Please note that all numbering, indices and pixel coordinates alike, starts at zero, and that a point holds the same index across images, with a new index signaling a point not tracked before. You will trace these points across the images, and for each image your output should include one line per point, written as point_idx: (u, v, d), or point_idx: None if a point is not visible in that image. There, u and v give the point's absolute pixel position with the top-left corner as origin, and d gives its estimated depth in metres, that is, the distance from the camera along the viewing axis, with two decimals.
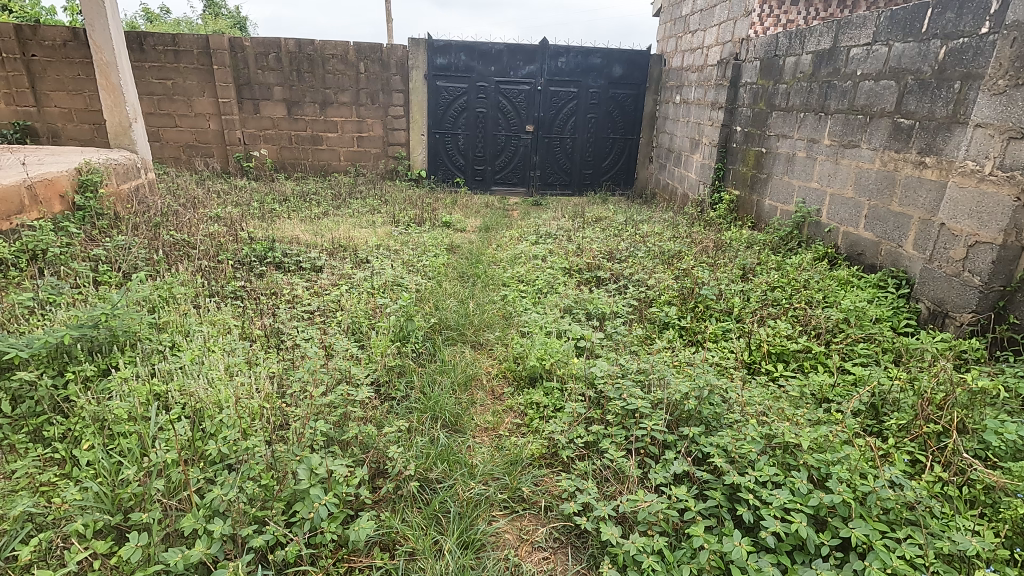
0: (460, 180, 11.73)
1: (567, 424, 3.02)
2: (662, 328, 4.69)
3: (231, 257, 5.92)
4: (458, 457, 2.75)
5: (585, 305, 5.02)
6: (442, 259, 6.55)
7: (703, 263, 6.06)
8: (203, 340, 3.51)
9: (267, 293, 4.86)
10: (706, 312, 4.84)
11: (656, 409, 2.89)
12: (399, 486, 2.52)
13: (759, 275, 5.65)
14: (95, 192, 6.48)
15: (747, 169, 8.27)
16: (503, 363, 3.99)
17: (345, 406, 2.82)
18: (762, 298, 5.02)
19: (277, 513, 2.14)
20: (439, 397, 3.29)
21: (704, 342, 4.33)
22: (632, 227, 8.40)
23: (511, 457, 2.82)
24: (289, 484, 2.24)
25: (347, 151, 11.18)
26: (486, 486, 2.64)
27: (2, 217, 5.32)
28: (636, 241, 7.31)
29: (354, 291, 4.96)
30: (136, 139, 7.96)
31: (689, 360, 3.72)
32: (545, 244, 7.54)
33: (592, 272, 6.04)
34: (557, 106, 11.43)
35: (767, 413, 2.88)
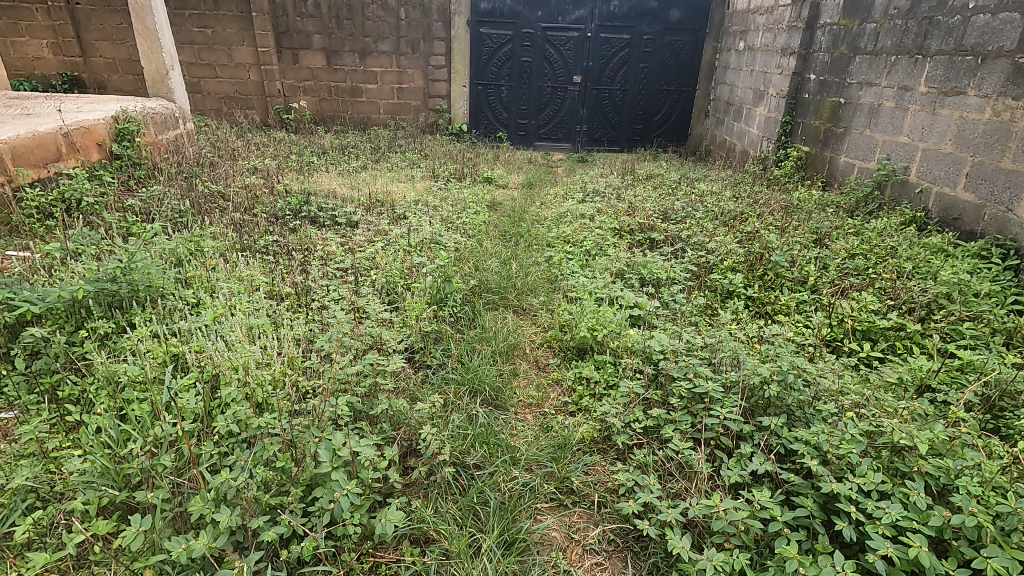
0: (502, 135, 11.19)
1: (623, 406, 2.66)
2: (724, 297, 4.22)
3: (266, 211, 5.69)
4: (499, 438, 2.44)
5: (638, 270, 4.57)
6: (483, 217, 6.16)
7: (770, 226, 5.46)
8: (227, 297, 3.28)
9: (301, 249, 4.61)
10: (775, 280, 4.32)
11: (728, 395, 2.49)
12: (432, 471, 2.24)
13: (837, 240, 5.04)
14: (132, 141, 6.31)
15: (820, 122, 7.43)
16: (549, 331, 3.63)
17: (375, 378, 2.54)
18: (841, 267, 4.45)
19: (294, 500, 1.88)
20: (478, 368, 2.97)
21: (774, 315, 3.84)
22: (687, 186, 7.77)
23: (559, 441, 2.50)
24: (308, 467, 1.97)
25: (387, 103, 10.76)
26: (531, 474, 2.32)
27: (38, 165, 5.20)
28: (692, 200, 6.71)
29: (389, 249, 4.65)
30: (173, 88, 7.75)
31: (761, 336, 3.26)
32: (593, 203, 7.02)
33: (645, 234, 5.55)
34: (608, 55, 10.63)
35: (864, 404, 2.43)
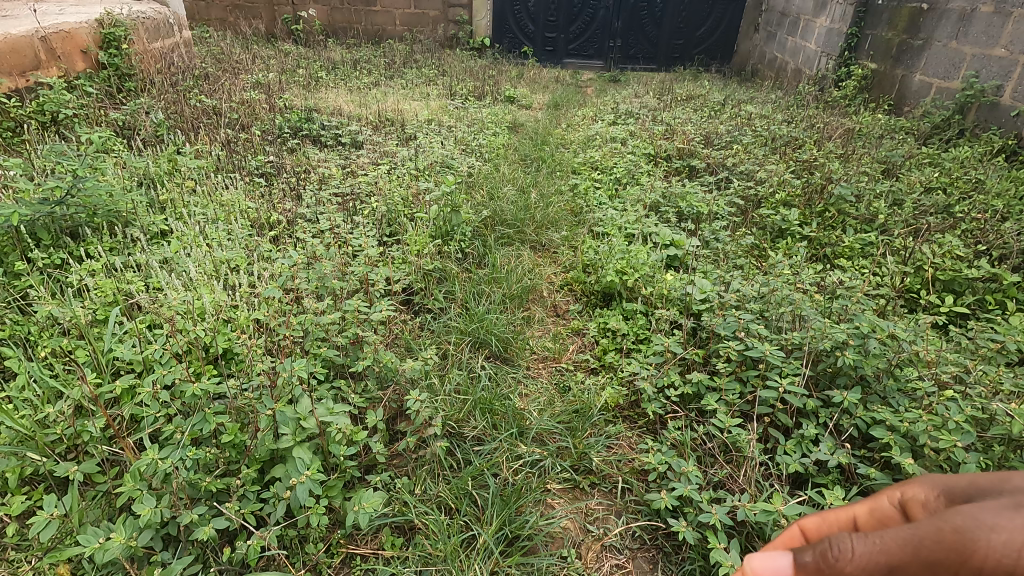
0: (528, 50, 10.19)
1: (655, 368, 2.22)
2: (775, 237, 3.65)
3: (264, 129, 5.16)
4: (505, 402, 2.04)
5: (676, 202, 3.99)
6: (503, 140, 5.53)
7: (830, 154, 4.74)
8: (201, 225, 2.85)
9: (296, 171, 4.12)
10: (837, 218, 3.71)
11: (789, 360, 2.02)
12: (423, 443, 1.86)
13: (911, 172, 4.33)
14: (120, 49, 5.69)
15: (894, 34, 6.37)
16: (570, 272, 3.15)
17: (359, 327, 2.12)
18: (916, 204, 3.80)
19: (246, 482, 1.52)
20: (486, 316, 2.54)
21: (835, 261, 3.29)
22: (733, 108, 6.92)
23: (577, 408, 2.09)
24: (266, 441, 1.60)
25: (402, 13, 9.78)
26: (542, 448, 1.94)
27: (15, 75, 4.67)
28: (739, 124, 5.94)
29: (394, 173, 4.13)
30: None
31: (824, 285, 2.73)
32: (626, 125, 6.29)
33: (685, 161, 4.89)
34: None
35: (961, 377, 1.95)
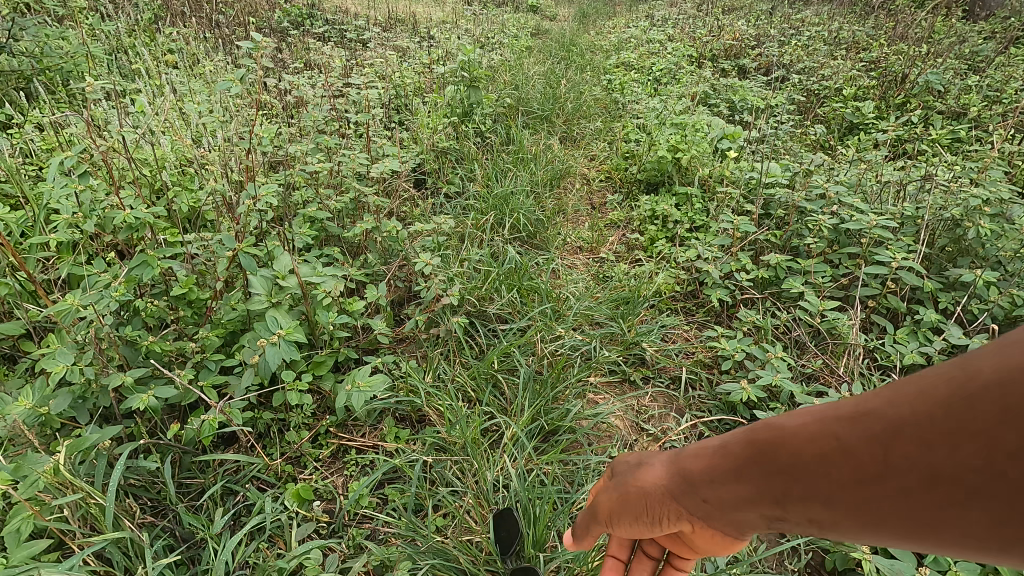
0: None
1: (721, 251, 1.81)
2: (846, 133, 3.14)
3: (259, 21, 4.60)
4: (536, 281, 1.65)
5: (726, 97, 3.46)
6: (525, 40, 4.93)
7: (905, 49, 4.11)
8: (176, 90, 2.40)
9: (293, 58, 3.62)
10: (916, 112, 3.18)
11: (898, 236, 1.60)
12: (437, 322, 1.49)
13: (1002, 68, 3.72)
14: None
15: None
16: (606, 162, 2.71)
17: (359, 191, 1.73)
18: (1012, 95, 3.24)
19: (207, 348, 1.16)
20: (512, 194, 2.12)
21: (919, 154, 2.79)
22: (782, 14, 6.16)
23: (624, 293, 1.70)
24: (236, 301, 1.23)
25: None
26: (583, 335, 1.56)
27: None
28: (792, 26, 5.25)
29: (403, 62, 3.63)
30: None
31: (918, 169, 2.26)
32: (663, 30, 5.62)
33: (734, 61, 4.30)
34: None
35: None
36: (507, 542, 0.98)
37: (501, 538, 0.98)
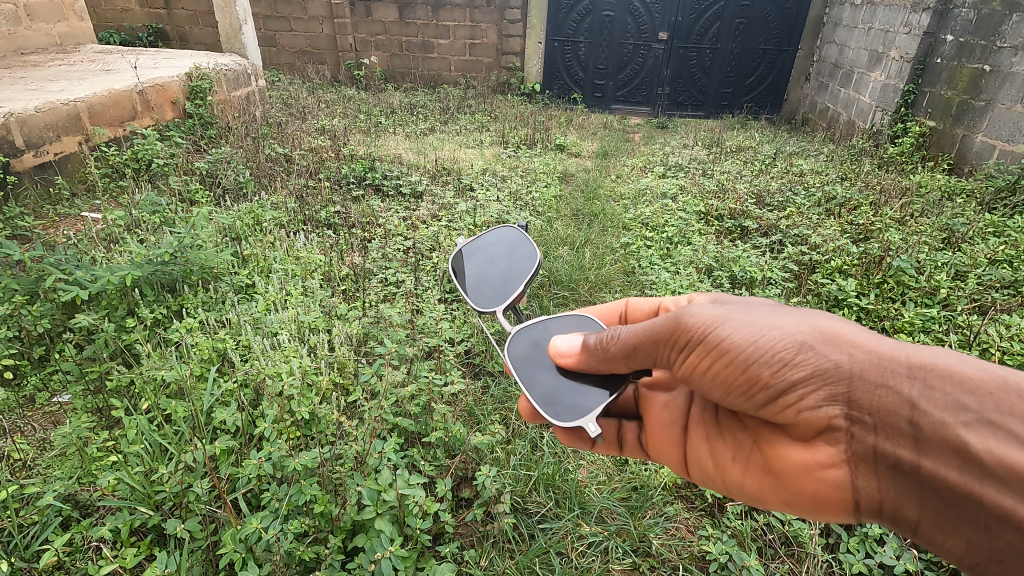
0: (577, 97, 10.88)
1: None
2: (830, 306, 3.64)
3: (330, 176, 5.47)
4: (566, 477, 2.12)
5: (729, 266, 4.05)
6: (554, 192, 5.71)
7: (886, 218, 4.74)
8: (281, 284, 3.08)
9: (362, 222, 4.38)
10: (896, 291, 3.66)
11: None
12: (489, 516, 1.97)
13: (974, 243, 4.25)
14: (204, 99, 6.33)
15: (954, 94, 6.46)
16: None
17: (429, 394, 2.28)
18: (984, 277, 3.71)
19: (333, 550, 1.66)
20: None
21: (895, 335, 3.26)
22: (783, 162, 6.92)
23: (635, 485, 2.13)
24: (350, 511, 1.74)
25: (458, 59, 10.90)
26: (601, 525, 1.99)
27: (113, 124, 5.30)
28: (791, 181, 5.98)
29: (453, 227, 4.36)
30: (246, 43, 7.70)
31: None
32: (675, 179, 6.39)
33: (738, 220, 4.95)
34: (699, 9, 9.90)
35: None
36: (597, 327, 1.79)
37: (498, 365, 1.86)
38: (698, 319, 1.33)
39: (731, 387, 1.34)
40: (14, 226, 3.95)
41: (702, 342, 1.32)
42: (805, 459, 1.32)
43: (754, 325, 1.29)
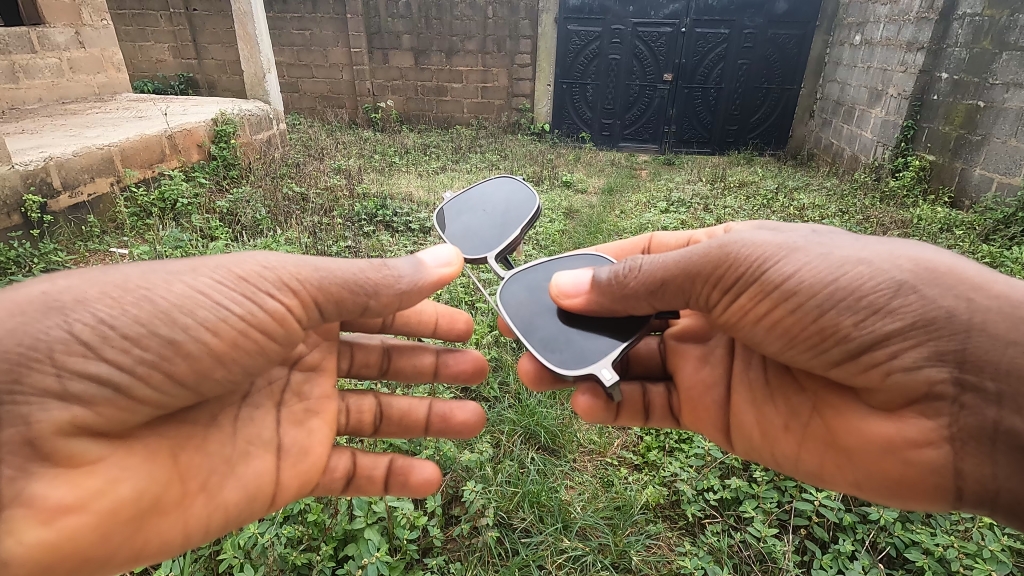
0: (585, 135, 11.22)
1: (696, 470, 2.36)
2: None
3: (343, 213, 5.73)
4: (551, 494, 2.21)
5: None
6: (558, 226, 5.90)
7: None
8: None
9: (371, 256, 4.59)
10: None
11: None
12: (475, 530, 2.07)
13: None
14: (228, 142, 6.73)
15: (951, 128, 6.59)
16: None
17: None
18: None
19: (324, 557, 1.78)
20: (537, 406, 2.71)
21: None
22: (785, 196, 7.06)
23: (618, 503, 2.22)
24: (341, 521, 1.87)
25: (471, 102, 11.37)
26: (584, 541, 2.08)
27: (143, 165, 5.67)
28: (790, 214, 6.11)
29: None
30: (269, 90, 8.17)
31: None
32: (677, 213, 6.55)
33: None
34: (702, 51, 10.27)
35: None
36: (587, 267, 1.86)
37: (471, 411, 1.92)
38: (753, 254, 1.41)
39: (793, 338, 1.41)
40: (49, 261, 4.24)
41: (760, 284, 1.40)
42: (890, 432, 1.35)
43: (834, 258, 1.34)
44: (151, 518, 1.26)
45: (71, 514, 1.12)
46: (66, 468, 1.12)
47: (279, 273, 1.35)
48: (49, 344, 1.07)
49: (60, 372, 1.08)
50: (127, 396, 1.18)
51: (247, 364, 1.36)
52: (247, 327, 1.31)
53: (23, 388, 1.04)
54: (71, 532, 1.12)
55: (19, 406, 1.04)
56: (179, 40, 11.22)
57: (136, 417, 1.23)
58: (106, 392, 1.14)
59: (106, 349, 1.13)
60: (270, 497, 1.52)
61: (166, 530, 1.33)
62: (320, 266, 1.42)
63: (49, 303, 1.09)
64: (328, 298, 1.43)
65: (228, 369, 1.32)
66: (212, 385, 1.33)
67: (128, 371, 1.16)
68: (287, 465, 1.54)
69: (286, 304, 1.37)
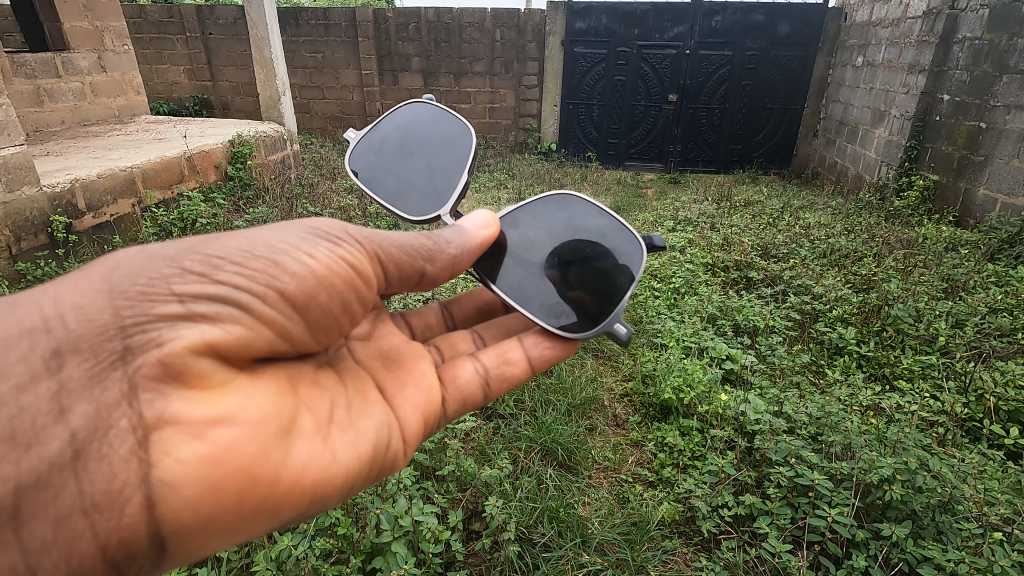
0: (591, 155, 11.38)
1: (710, 486, 2.41)
2: (832, 353, 3.77)
3: (356, 232, 5.85)
4: (570, 510, 2.27)
5: (733, 315, 4.21)
6: None
7: (889, 269, 4.87)
8: None
9: None
10: (896, 339, 3.77)
11: (839, 491, 2.21)
12: (496, 544, 2.14)
13: (976, 293, 4.36)
14: (244, 163, 6.89)
15: (954, 149, 6.68)
16: (629, 381, 3.33)
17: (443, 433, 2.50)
18: (982, 325, 3.81)
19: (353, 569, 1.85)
20: (553, 423, 2.78)
21: (895, 381, 3.37)
22: (791, 215, 7.15)
23: (635, 519, 2.27)
24: (369, 535, 1.95)
25: (479, 122, 11.59)
26: (602, 555, 2.13)
27: (163, 186, 5.82)
28: (796, 233, 6.18)
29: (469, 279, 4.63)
30: (283, 111, 8.37)
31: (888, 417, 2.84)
32: (684, 232, 6.63)
33: (743, 270, 5.14)
34: (706, 72, 10.44)
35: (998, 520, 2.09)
36: (539, 217, 2.11)
37: (546, 346, 1.94)
38: None
39: None
40: None
41: None
42: None
43: None
44: (271, 434, 1.26)
45: (220, 425, 1.18)
46: (200, 391, 1.20)
47: (346, 228, 1.59)
48: (165, 278, 1.23)
49: (181, 299, 1.22)
50: (249, 316, 1.32)
51: (342, 294, 1.55)
52: (336, 262, 1.52)
53: (152, 315, 1.18)
54: (227, 439, 1.17)
55: (151, 332, 1.16)
56: (195, 63, 11.51)
57: (254, 343, 1.35)
58: (225, 310, 1.28)
59: (220, 273, 1.29)
60: (399, 425, 1.62)
61: (312, 455, 1.34)
62: (381, 234, 1.67)
63: (157, 254, 1.27)
64: (390, 260, 1.67)
65: (328, 294, 1.51)
66: (314, 314, 1.50)
67: (247, 291, 1.32)
68: (398, 396, 1.67)
69: (357, 256, 1.58)
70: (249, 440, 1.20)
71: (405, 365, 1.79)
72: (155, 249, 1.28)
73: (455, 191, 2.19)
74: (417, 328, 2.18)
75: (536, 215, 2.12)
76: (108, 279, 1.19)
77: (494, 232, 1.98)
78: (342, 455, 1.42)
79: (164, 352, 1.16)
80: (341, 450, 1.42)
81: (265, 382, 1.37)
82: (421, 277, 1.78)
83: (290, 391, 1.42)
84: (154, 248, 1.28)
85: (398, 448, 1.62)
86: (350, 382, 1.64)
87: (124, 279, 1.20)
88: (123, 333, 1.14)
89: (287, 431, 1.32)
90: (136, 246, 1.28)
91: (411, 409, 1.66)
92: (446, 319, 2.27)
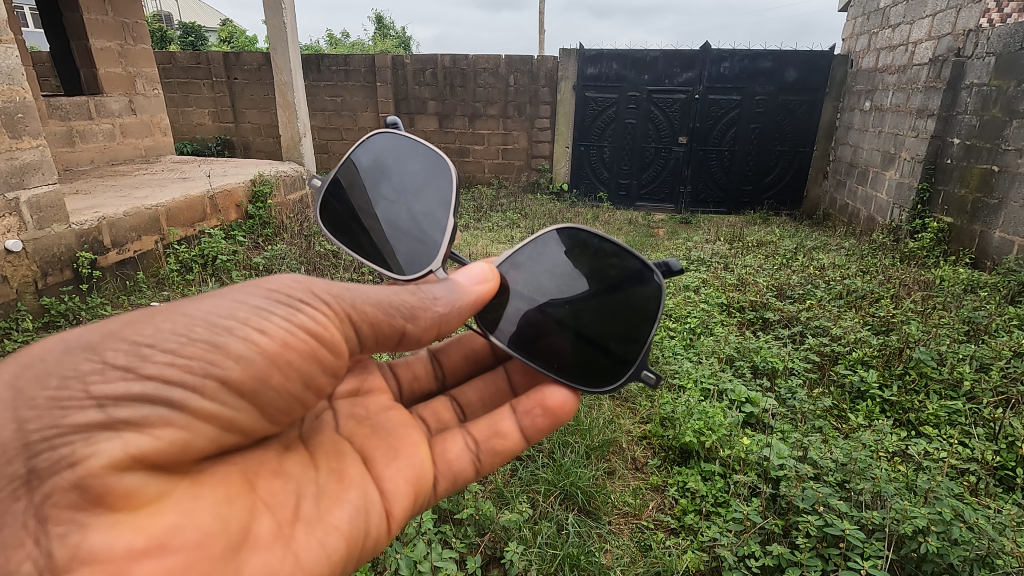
0: (603, 195, 11.55)
1: (735, 535, 2.34)
2: (855, 398, 3.69)
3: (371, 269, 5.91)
4: (592, 558, 2.21)
5: (750, 356, 4.16)
6: None
7: (908, 311, 4.81)
8: None
9: None
10: (919, 383, 3.70)
11: (872, 543, 2.13)
12: None
13: (997, 336, 4.30)
14: (264, 202, 7.05)
15: (967, 191, 6.70)
16: (647, 424, 3.26)
17: None
18: (1007, 370, 3.74)
19: None
20: (571, 466, 2.73)
21: (921, 427, 3.30)
22: (803, 255, 7.16)
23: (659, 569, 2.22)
24: None
25: (492, 162, 11.83)
26: None
27: (185, 224, 5.95)
28: (810, 273, 6.17)
29: None
30: (304, 152, 8.64)
31: (918, 464, 2.76)
32: (698, 272, 6.64)
33: (759, 310, 5.12)
34: (715, 116, 10.64)
35: None
36: (540, 250, 1.94)
37: (540, 418, 1.82)
38: None
39: None
40: (96, 314, 4.44)
41: None
42: None
43: None
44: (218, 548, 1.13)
45: (148, 556, 1.01)
46: (129, 513, 1.04)
47: (310, 284, 1.41)
48: (81, 376, 1.06)
49: (100, 403, 1.06)
50: (184, 414, 1.18)
51: (301, 370, 1.41)
52: (292, 332, 1.35)
53: (63, 427, 1.02)
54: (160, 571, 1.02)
55: (61, 448, 1.01)
56: (220, 106, 11.98)
57: (193, 443, 1.22)
58: (154, 411, 1.13)
59: (147, 366, 1.13)
60: (381, 503, 1.53)
61: (268, 563, 1.22)
62: (354, 289, 1.50)
63: (77, 343, 1.10)
64: (364, 319, 1.51)
65: (283, 373, 1.36)
66: (268, 398, 1.36)
67: (180, 385, 1.16)
68: (381, 469, 1.58)
69: (322, 318, 1.41)
70: (186, 571, 1.05)
71: (392, 434, 1.71)
72: (76, 335, 1.12)
73: (445, 235, 1.90)
74: (404, 380, 2.09)
75: (538, 248, 1.94)
76: (14, 382, 1.03)
77: (490, 287, 1.79)
78: (308, 557, 1.31)
79: (79, 473, 1.01)
80: (307, 550, 1.31)
81: (213, 487, 1.23)
82: (402, 337, 1.62)
83: (244, 490, 1.29)
84: (75, 334, 1.12)
85: (382, 529, 1.53)
86: (325, 460, 1.53)
87: (33, 383, 1.04)
88: (27, 453, 0.99)
89: (240, 543, 1.19)
90: (56, 333, 1.11)
91: (398, 483, 1.58)
92: (435, 368, 2.18)
